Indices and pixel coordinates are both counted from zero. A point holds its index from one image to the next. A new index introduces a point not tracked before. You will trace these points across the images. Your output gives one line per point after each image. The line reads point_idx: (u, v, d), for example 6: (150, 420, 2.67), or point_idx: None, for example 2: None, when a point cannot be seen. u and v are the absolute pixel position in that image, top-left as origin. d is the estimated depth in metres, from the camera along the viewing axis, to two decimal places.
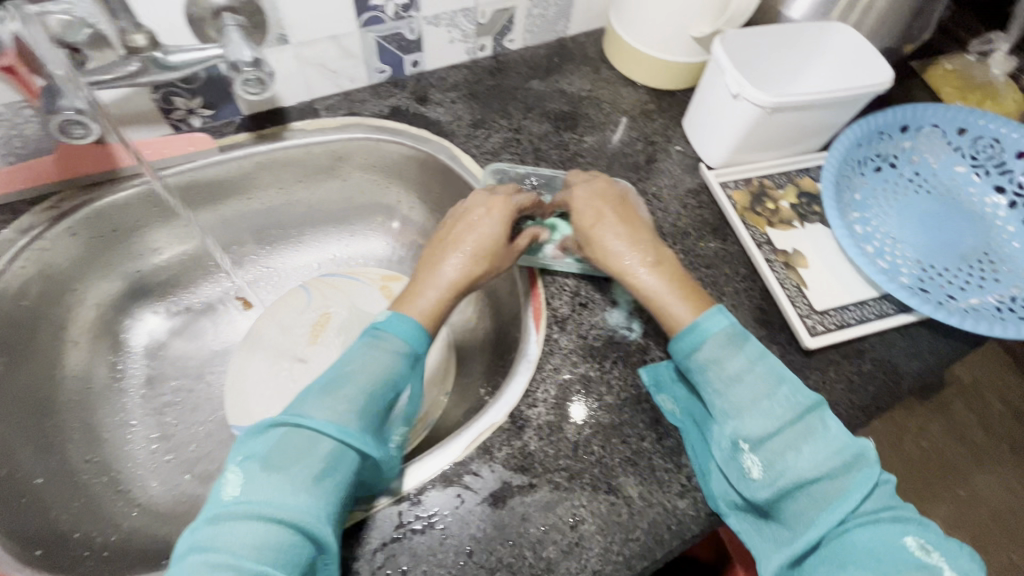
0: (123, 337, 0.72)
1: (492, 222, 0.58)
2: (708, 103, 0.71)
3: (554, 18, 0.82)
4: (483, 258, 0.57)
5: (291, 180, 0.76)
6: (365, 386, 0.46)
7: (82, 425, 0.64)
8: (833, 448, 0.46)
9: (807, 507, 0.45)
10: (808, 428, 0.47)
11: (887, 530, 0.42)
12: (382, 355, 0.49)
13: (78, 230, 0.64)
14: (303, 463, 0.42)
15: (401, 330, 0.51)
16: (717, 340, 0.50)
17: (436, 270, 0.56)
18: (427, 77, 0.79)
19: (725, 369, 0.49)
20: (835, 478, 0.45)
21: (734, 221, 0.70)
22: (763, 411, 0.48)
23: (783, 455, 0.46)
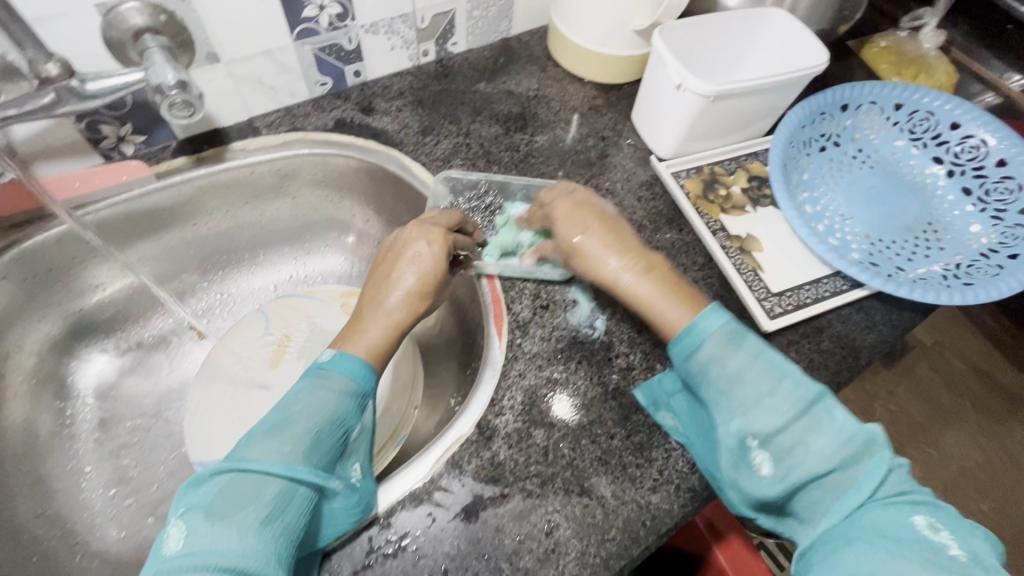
0: (70, 381, 0.68)
1: (433, 254, 0.57)
2: (653, 95, 0.71)
3: (496, 18, 0.81)
4: (429, 292, 0.57)
5: (237, 202, 0.73)
6: (312, 425, 0.45)
7: (30, 478, 0.60)
8: (842, 437, 0.43)
9: (819, 498, 0.43)
10: (815, 419, 0.44)
11: (898, 513, 0.40)
12: (327, 392, 0.48)
13: (9, 272, 0.61)
14: (251, 507, 0.39)
15: (347, 368, 0.50)
16: (715, 339, 0.48)
17: (382, 309, 0.55)
18: (371, 86, 0.78)
19: (724, 367, 0.47)
20: (847, 468, 0.43)
21: (688, 211, 0.70)
22: (768, 407, 0.45)
23: (792, 451, 0.44)
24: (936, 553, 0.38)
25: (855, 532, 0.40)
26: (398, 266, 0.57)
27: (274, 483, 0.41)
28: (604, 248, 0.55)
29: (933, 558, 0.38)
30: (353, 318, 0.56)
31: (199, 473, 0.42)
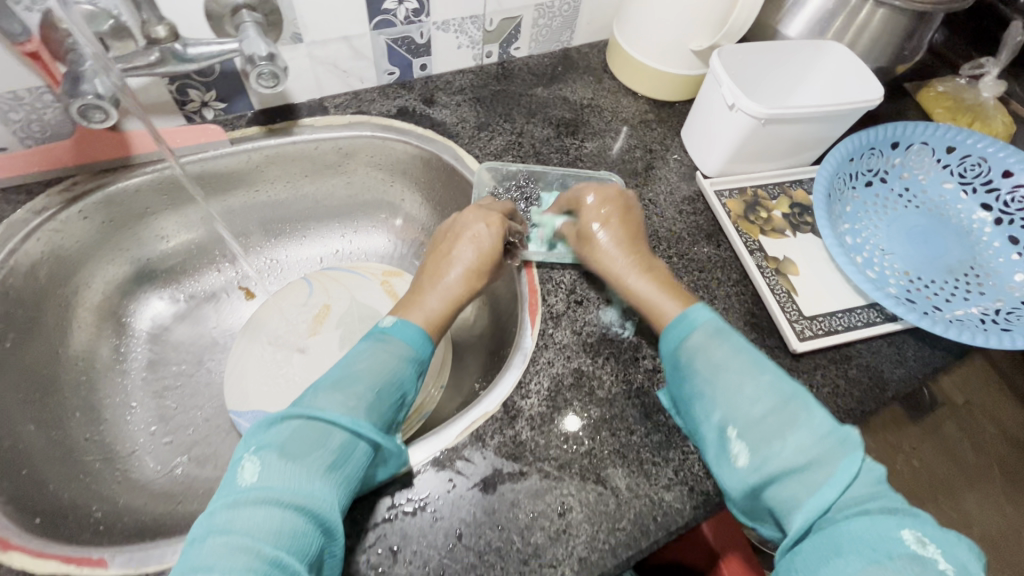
0: (128, 321, 0.73)
1: (493, 235, 0.60)
2: (706, 114, 0.73)
3: (559, 29, 0.85)
4: (488, 271, 0.61)
5: (298, 175, 0.78)
6: (376, 382, 0.48)
7: (84, 403, 0.65)
8: (818, 433, 0.45)
9: (796, 491, 0.43)
10: (793, 415, 0.46)
11: (882, 522, 0.40)
12: (388, 356, 0.51)
13: (90, 213, 0.66)
14: (319, 452, 0.42)
15: (407, 335, 0.53)
16: (703, 332, 0.51)
17: (441, 283, 0.59)
18: (434, 80, 0.82)
19: (708, 356, 0.50)
20: (823, 463, 0.43)
21: (728, 228, 0.71)
22: (747, 397, 0.47)
23: (768, 442, 0.45)
24: (923, 566, 0.37)
25: (835, 536, 0.40)
26: (461, 243, 0.60)
27: (339, 434, 0.44)
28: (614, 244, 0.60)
29: (915, 569, 0.37)
30: (413, 290, 0.60)
31: (271, 414, 0.45)
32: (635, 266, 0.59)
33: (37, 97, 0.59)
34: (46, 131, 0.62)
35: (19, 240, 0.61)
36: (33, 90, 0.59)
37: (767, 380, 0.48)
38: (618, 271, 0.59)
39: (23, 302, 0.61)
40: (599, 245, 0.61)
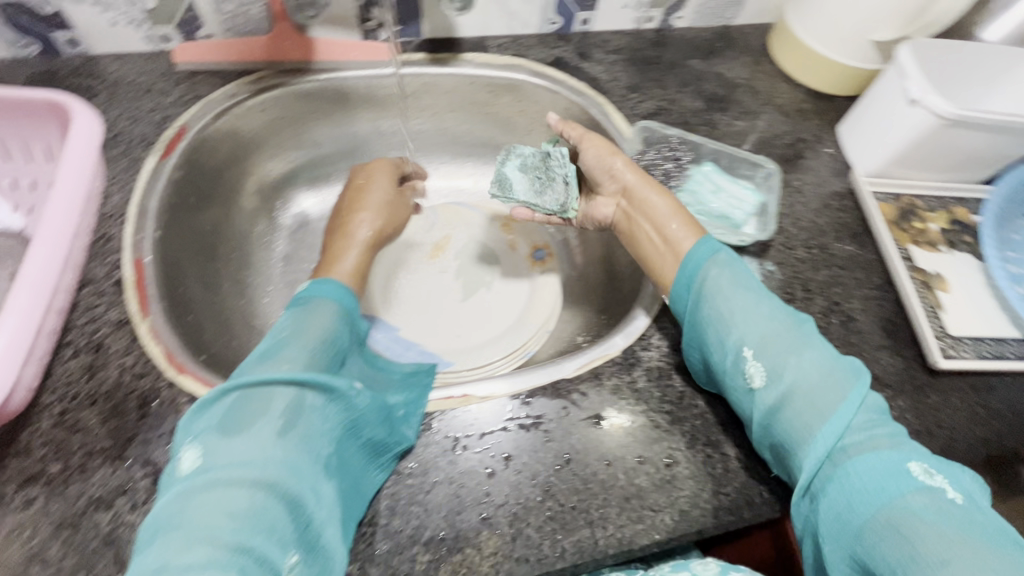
0: (277, 213, 0.79)
1: (387, 183, 0.68)
2: (876, 109, 0.70)
3: (727, 3, 0.83)
4: (399, 207, 0.69)
5: (446, 107, 0.81)
6: (311, 340, 0.49)
7: (235, 275, 0.71)
8: (828, 362, 0.48)
9: (809, 420, 0.46)
10: (802, 343, 0.49)
11: (888, 453, 0.43)
12: (321, 314, 0.52)
13: (268, 106, 0.72)
14: (263, 422, 0.43)
15: (326, 289, 0.54)
16: (717, 265, 0.54)
17: (354, 241, 0.62)
18: (592, 37, 0.82)
19: (725, 285, 0.53)
20: (835, 390, 0.47)
21: (879, 230, 0.68)
22: (760, 325, 0.50)
23: (782, 361, 0.48)
24: (933, 497, 0.41)
25: (852, 479, 0.43)
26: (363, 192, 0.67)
27: (278, 396, 0.44)
28: (632, 169, 0.64)
29: (928, 500, 0.41)
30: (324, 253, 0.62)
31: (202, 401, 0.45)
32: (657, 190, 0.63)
33: None
34: (247, 25, 0.69)
35: (212, 117, 0.67)
36: None
37: (768, 309, 0.52)
38: (642, 194, 0.63)
39: (206, 174, 0.68)
40: (618, 167, 0.64)
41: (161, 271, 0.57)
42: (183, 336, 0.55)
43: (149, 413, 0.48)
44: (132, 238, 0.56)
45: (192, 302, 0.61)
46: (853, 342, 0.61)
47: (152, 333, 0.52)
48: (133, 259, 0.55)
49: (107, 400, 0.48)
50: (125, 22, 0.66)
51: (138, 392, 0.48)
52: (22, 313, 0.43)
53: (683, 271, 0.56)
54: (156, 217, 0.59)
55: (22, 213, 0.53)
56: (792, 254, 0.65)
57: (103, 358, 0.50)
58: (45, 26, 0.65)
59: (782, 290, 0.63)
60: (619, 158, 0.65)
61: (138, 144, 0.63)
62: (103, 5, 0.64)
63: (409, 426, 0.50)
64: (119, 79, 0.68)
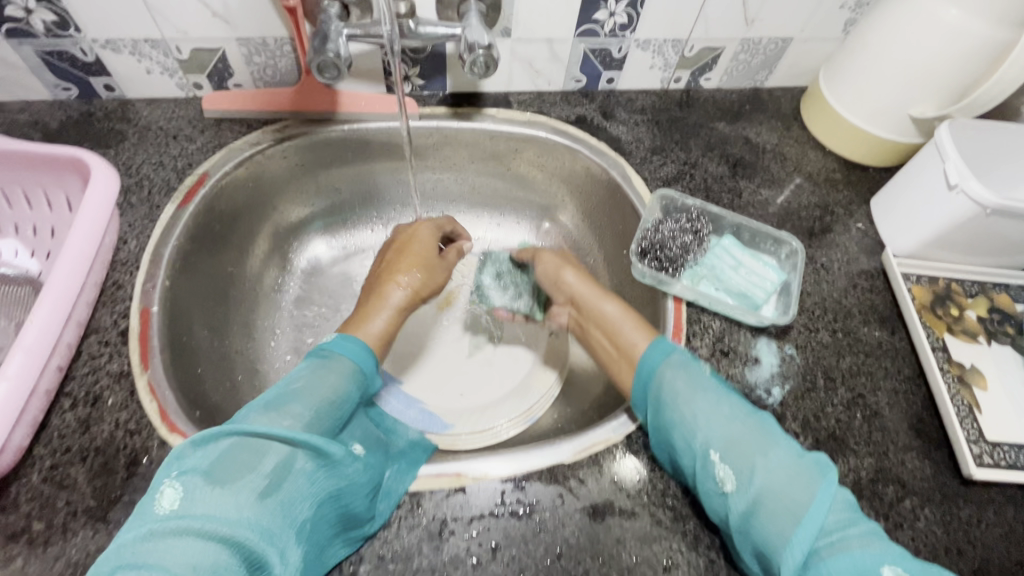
0: (293, 256, 0.79)
1: (428, 242, 0.67)
2: (912, 187, 0.66)
3: (757, 67, 0.82)
4: (436, 269, 0.66)
5: (466, 160, 0.81)
6: (318, 402, 0.47)
7: (244, 319, 0.72)
8: (791, 454, 0.44)
9: (779, 524, 0.41)
10: (764, 436, 0.45)
11: (861, 553, 0.39)
12: (330, 374, 0.50)
13: (290, 154, 0.73)
14: (251, 476, 0.39)
15: (347, 349, 0.52)
16: (674, 360, 0.51)
17: (386, 305, 0.60)
18: (617, 95, 0.82)
19: (683, 380, 0.50)
20: (806, 486, 0.42)
21: (910, 316, 0.63)
22: (723, 420, 0.47)
23: (748, 459, 0.44)
24: None
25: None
26: (404, 248, 0.66)
27: (271, 455, 0.41)
28: (580, 280, 0.63)
29: None
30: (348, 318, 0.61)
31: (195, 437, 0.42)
32: (610, 299, 0.60)
33: (278, 46, 0.67)
34: (275, 76, 0.71)
35: (233, 165, 0.68)
36: (278, 40, 0.67)
37: (733, 403, 0.48)
38: (592, 300, 0.61)
39: (224, 220, 0.69)
40: (567, 280, 0.64)
41: (168, 320, 0.57)
42: (182, 390, 0.55)
43: (137, 473, 0.47)
44: (142, 286, 0.57)
45: (196, 350, 0.61)
46: (878, 440, 0.56)
47: (150, 388, 0.51)
48: (140, 308, 0.56)
49: (98, 457, 0.48)
50: (159, 70, 0.68)
51: (128, 450, 0.48)
52: (15, 378, 0.44)
53: (641, 369, 0.53)
54: (169, 265, 0.60)
55: (39, 258, 0.56)
56: (815, 337, 0.62)
57: (99, 412, 0.50)
58: (84, 72, 0.67)
59: (803, 376, 0.59)
60: (568, 270, 0.65)
61: (160, 191, 0.64)
62: (140, 55, 0.66)
63: (383, 503, 0.48)
64: (149, 124, 0.70)
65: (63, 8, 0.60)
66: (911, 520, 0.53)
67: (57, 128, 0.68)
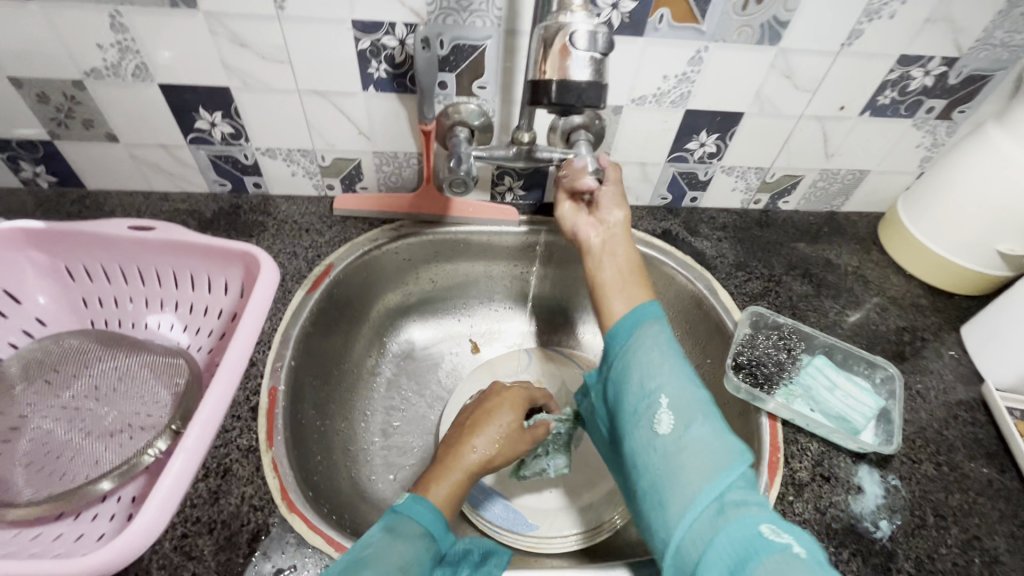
0: (389, 341, 0.85)
1: (512, 416, 0.61)
2: (1009, 321, 0.67)
3: (835, 193, 0.87)
4: (517, 441, 0.60)
5: (554, 263, 0.86)
6: (390, 568, 0.42)
7: (344, 398, 0.76)
8: (724, 431, 0.50)
9: (696, 471, 0.47)
10: (709, 409, 0.51)
11: (752, 507, 0.44)
12: (407, 537, 0.46)
13: (401, 251, 0.81)
14: None
15: (416, 511, 0.48)
16: (653, 321, 0.58)
17: (462, 464, 0.55)
18: (699, 213, 0.87)
19: (654, 339, 0.56)
20: (726, 452, 0.48)
21: (1021, 455, 0.61)
22: (679, 381, 0.53)
23: (689, 419, 0.50)
24: (786, 557, 0.41)
25: (721, 551, 0.42)
26: (488, 417, 0.61)
27: None
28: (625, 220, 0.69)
29: (781, 559, 0.40)
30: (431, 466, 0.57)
31: None
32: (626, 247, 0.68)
33: (406, 159, 0.77)
34: (397, 182, 0.81)
35: (355, 258, 0.76)
36: (407, 154, 0.77)
37: (691, 375, 0.54)
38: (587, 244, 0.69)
39: (339, 305, 0.76)
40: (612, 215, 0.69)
41: (290, 398, 0.62)
42: (298, 470, 0.58)
43: (257, 550, 0.50)
44: (272, 365, 0.63)
45: (306, 429, 0.65)
46: None
47: (273, 464, 0.55)
48: (269, 386, 0.61)
49: (223, 529, 0.50)
50: (302, 174, 0.79)
51: (251, 526, 0.51)
52: (189, 452, 0.49)
53: (625, 322, 0.59)
54: (294, 347, 0.66)
55: (190, 332, 0.62)
56: (919, 468, 0.60)
57: (228, 484, 0.53)
58: (241, 172, 0.79)
59: (910, 511, 0.57)
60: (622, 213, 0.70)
61: (293, 278, 0.72)
62: (291, 161, 0.77)
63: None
64: (286, 217, 0.79)
65: (241, 123, 0.72)
66: None
67: (210, 216, 0.79)
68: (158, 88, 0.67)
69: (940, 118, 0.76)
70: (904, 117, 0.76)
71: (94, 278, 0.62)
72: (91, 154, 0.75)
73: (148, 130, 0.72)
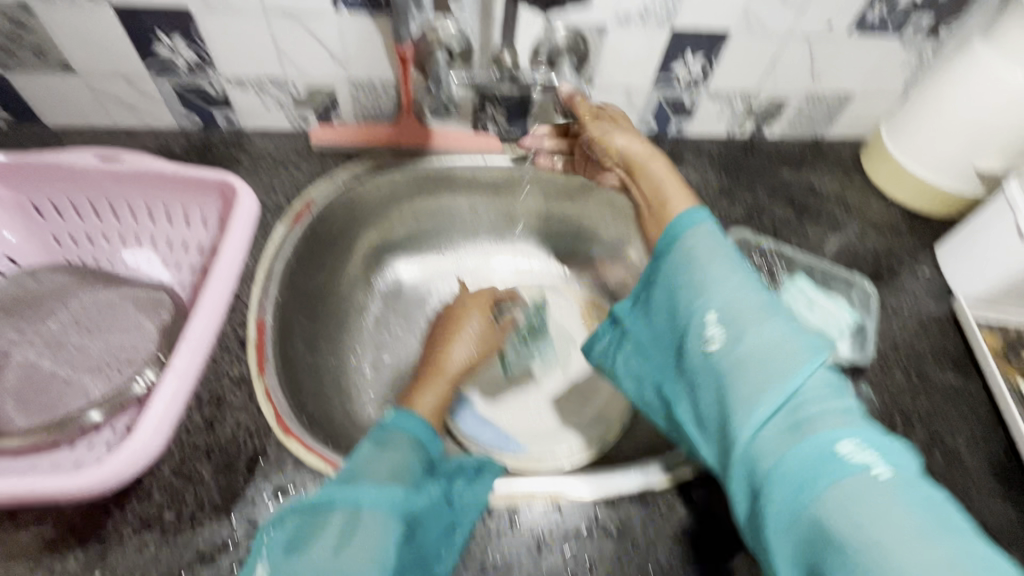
0: (376, 278, 0.84)
1: (480, 320, 0.71)
2: (981, 236, 0.69)
3: (820, 119, 0.86)
4: (490, 337, 0.71)
5: (536, 196, 0.85)
6: (380, 477, 0.44)
7: (333, 334, 0.76)
8: (790, 334, 0.44)
9: (755, 385, 0.43)
10: (765, 314, 0.46)
11: (828, 423, 0.40)
12: (398, 446, 0.48)
13: (384, 185, 0.79)
14: (324, 539, 0.40)
15: (405, 424, 0.50)
16: (699, 227, 0.52)
17: (444, 376, 0.62)
18: (685, 141, 0.86)
19: (701, 249, 0.50)
20: (791, 359, 0.43)
21: (986, 362, 0.64)
22: (729, 291, 0.47)
23: (742, 331, 0.45)
24: (865, 476, 0.37)
25: (788, 470, 0.39)
26: (456, 327, 0.69)
27: (334, 519, 0.41)
28: (637, 143, 0.67)
29: (858, 480, 0.37)
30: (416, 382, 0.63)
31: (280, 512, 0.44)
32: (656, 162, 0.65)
33: (384, 88, 0.74)
34: (376, 114, 0.78)
35: (336, 191, 0.74)
36: (384, 83, 0.74)
37: (745, 279, 0.48)
38: (642, 159, 0.66)
39: (323, 242, 0.75)
40: (616, 143, 0.68)
41: (279, 331, 0.62)
42: (291, 398, 0.59)
43: (257, 472, 0.51)
44: (258, 299, 0.62)
45: (297, 362, 0.65)
46: (959, 482, 0.57)
47: (266, 392, 0.56)
48: (256, 319, 0.60)
49: (222, 454, 0.51)
50: (276, 106, 0.76)
51: (249, 450, 0.52)
52: (182, 374, 0.47)
53: (667, 237, 0.54)
54: (279, 282, 0.65)
55: (171, 268, 0.61)
56: (890, 377, 0.63)
57: (222, 412, 0.54)
58: (210, 105, 0.75)
59: (881, 416, 0.60)
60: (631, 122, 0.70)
61: (273, 213, 0.71)
62: (262, 92, 0.74)
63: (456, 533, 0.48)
64: (262, 152, 0.77)
65: (205, 49, 0.68)
66: None
67: (181, 153, 0.76)
68: (112, 10, 0.63)
69: (928, 35, 0.75)
70: (891, 34, 0.74)
71: (64, 215, 0.60)
72: (47, 87, 0.71)
73: (106, 59, 0.68)
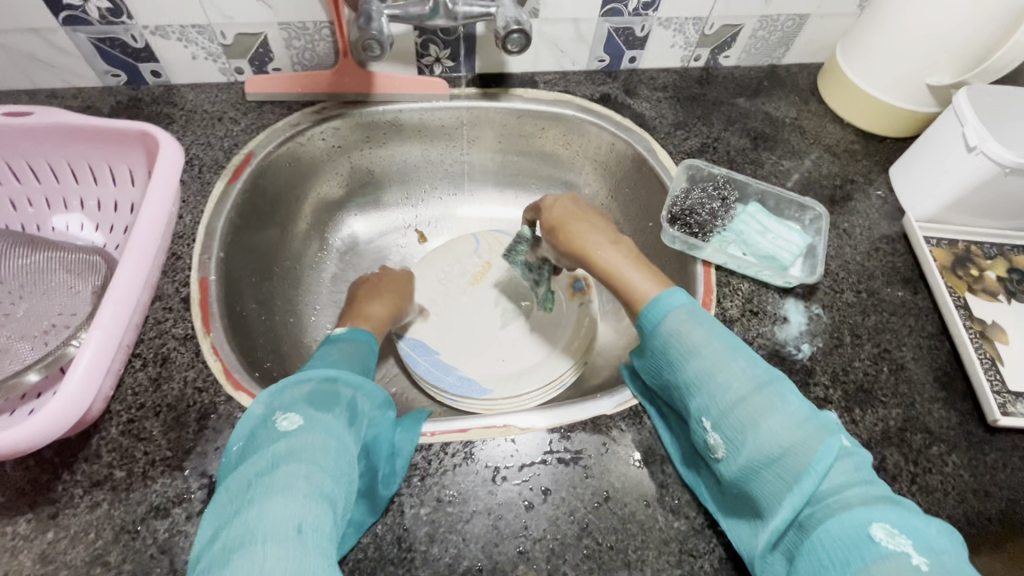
0: (330, 234, 0.83)
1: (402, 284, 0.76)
2: (931, 151, 0.69)
3: (775, 44, 0.84)
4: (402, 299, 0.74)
5: (492, 140, 0.83)
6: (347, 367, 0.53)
7: (286, 293, 0.74)
8: (796, 419, 0.42)
9: (773, 484, 0.42)
10: (767, 401, 0.43)
11: (847, 510, 0.39)
12: (357, 350, 0.57)
13: (328, 136, 0.76)
14: (340, 404, 0.45)
15: (356, 334, 0.60)
16: (678, 315, 0.48)
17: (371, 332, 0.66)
18: (639, 74, 0.84)
19: (688, 338, 0.47)
20: (800, 450, 0.41)
21: (933, 277, 0.65)
22: (721, 384, 0.44)
23: (745, 431, 0.42)
24: (899, 565, 0.35)
25: (813, 559, 0.39)
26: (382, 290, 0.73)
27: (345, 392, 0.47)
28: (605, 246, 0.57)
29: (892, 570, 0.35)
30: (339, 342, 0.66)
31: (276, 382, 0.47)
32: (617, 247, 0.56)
33: (318, 30, 0.70)
34: (313, 60, 0.74)
35: (276, 144, 0.71)
36: (317, 25, 0.70)
37: (742, 362, 0.45)
38: (586, 248, 0.57)
39: (267, 199, 0.72)
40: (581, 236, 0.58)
41: (223, 289, 0.61)
42: (241, 354, 0.59)
43: (207, 426, 0.50)
44: (200, 258, 0.60)
45: (248, 321, 0.64)
46: (904, 392, 0.59)
47: (213, 348, 0.55)
48: (199, 277, 0.59)
49: (170, 412, 0.51)
50: (204, 56, 0.71)
51: (197, 406, 0.51)
52: (108, 327, 0.46)
53: (645, 323, 0.50)
54: (221, 240, 0.63)
55: (103, 231, 0.59)
56: (840, 297, 0.64)
57: (168, 370, 0.53)
58: (133, 58, 0.70)
59: (830, 334, 0.62)
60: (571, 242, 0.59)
61: (210, 170, 0.68)
62: (187, 41, 0.69)
63: (397, 462, 0.50)
64: (195, 107, 0.73)
65: None
66: (940, 465, 0.55)
67: (109, 113, 0.72)
68: None
69: None
70: None
71: None
72: None
73: (9, 10, 0.63)
